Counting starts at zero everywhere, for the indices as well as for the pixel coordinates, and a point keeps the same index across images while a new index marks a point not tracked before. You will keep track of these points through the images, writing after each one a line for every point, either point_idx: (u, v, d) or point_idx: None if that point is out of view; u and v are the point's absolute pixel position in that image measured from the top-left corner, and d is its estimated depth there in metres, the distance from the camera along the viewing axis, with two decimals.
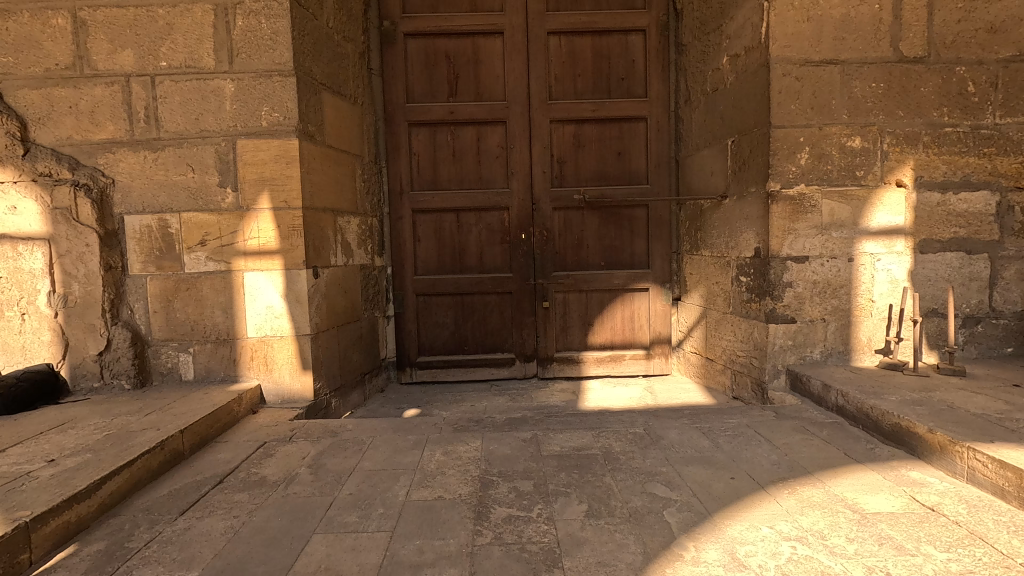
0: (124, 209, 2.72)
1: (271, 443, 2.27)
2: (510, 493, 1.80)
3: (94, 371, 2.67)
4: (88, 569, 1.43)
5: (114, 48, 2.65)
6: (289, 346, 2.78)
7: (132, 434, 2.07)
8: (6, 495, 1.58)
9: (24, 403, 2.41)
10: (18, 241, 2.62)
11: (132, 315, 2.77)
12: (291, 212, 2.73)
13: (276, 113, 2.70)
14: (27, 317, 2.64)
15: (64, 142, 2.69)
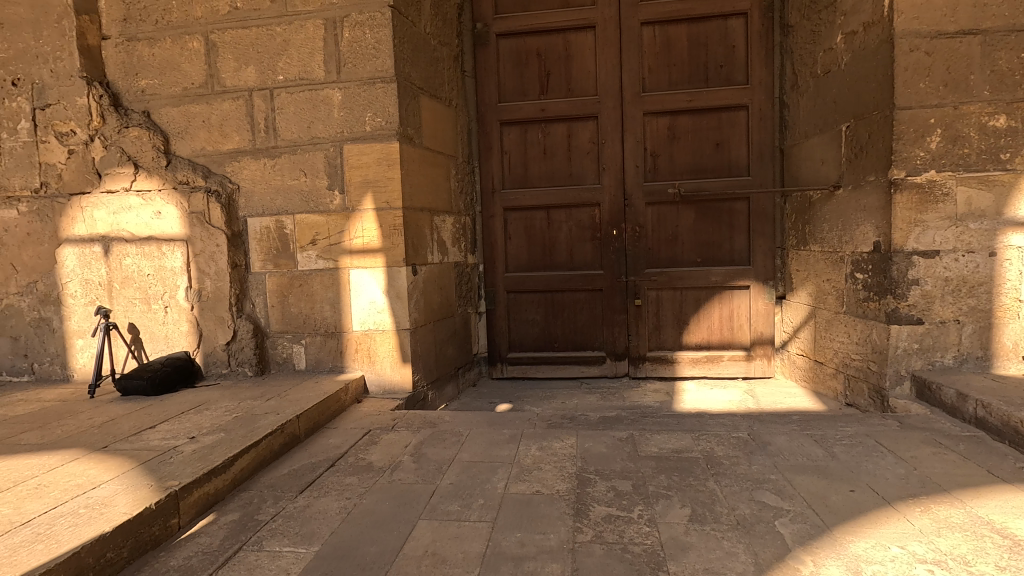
0: (247, 212, 2.99)
1: (376, 431, 2.40)
2: (609, 493, 1.78)
3: (222, 359, 2.96)
4: (226, 536, 1.59)
5: (239, 65, 2.91)
6: (390, 340, 2.92)
7: (256, 417, 2.27)
8: (158, 466, 1.79)
9: (168, 386, 2.73)
10: (162, 242, 2.95)
11: (254, 309, 3.03)
12: (392, 212, 2.86)
13: (379, 118, 2.84)
14: (169, 310, 2.98)
15: (198, 153, 3.00)
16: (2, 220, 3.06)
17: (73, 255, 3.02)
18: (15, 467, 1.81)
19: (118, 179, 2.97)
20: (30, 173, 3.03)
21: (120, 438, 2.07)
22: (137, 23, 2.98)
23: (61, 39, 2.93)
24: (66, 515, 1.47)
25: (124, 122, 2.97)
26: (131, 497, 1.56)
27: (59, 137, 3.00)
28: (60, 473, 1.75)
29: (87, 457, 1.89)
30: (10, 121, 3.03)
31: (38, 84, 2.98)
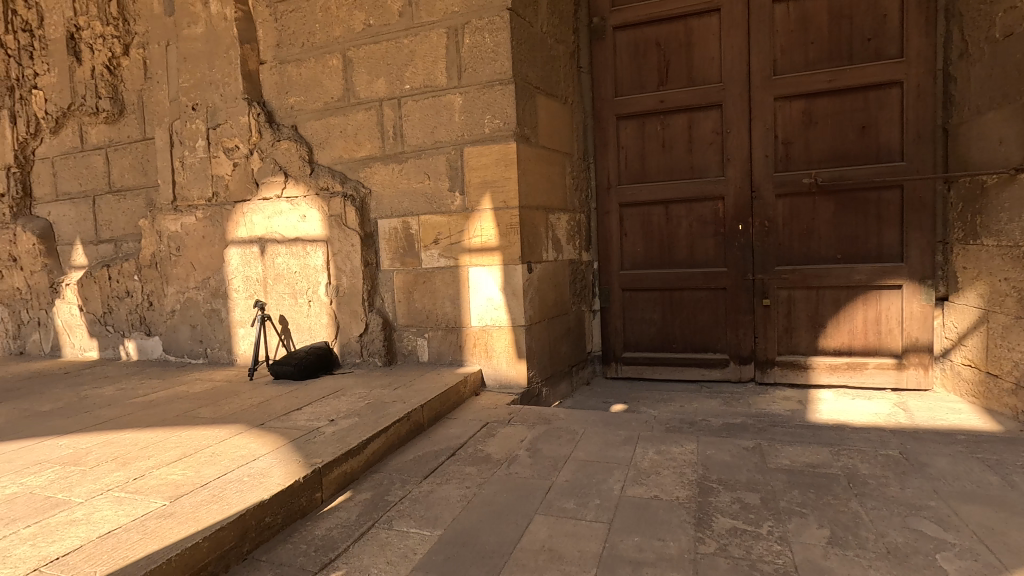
0: (377, 214, 3.23)
1: (493, 424, 2.48)
2: (734, 504, 1.68)
3: (356, 350, 3.23)
4: (361, 512, 1.73)
5: (371, 78, 3.15)
6: (506, 336, 3.00)
7: (386, 405, 2.45)
8: (305, 444, 2.00)
9: (311, 372, 3.04)
10: (307, 243, 3.29)
11: (383, 304, 3.27)
12: (509, 211, 2.93)
13: (497, 120, 2.92)
14: (312, 304, 3.31)
15: (337, 161, 3.29)
16: (184, 225, 3.60)
17: (237, 255, 3.47)
18: (195, 437, 2.12)
19: (272, 187, 3.35)
20: (205, 184, 3.53)
21: (273, 417, 2.35)
22: (288, 47, 3.34)
23: (229, 67, 3.37)
24: (234, 481, 1.70)
25: (277, 136, 3.34)
26: (284, 470, 1.76)
27: (227, 152, 3.45)
28: (228, 445, 2.02)
29: (249, 432, 2.16)
30: (190, 141, 3.55)
31: (211, 107, 3.46)
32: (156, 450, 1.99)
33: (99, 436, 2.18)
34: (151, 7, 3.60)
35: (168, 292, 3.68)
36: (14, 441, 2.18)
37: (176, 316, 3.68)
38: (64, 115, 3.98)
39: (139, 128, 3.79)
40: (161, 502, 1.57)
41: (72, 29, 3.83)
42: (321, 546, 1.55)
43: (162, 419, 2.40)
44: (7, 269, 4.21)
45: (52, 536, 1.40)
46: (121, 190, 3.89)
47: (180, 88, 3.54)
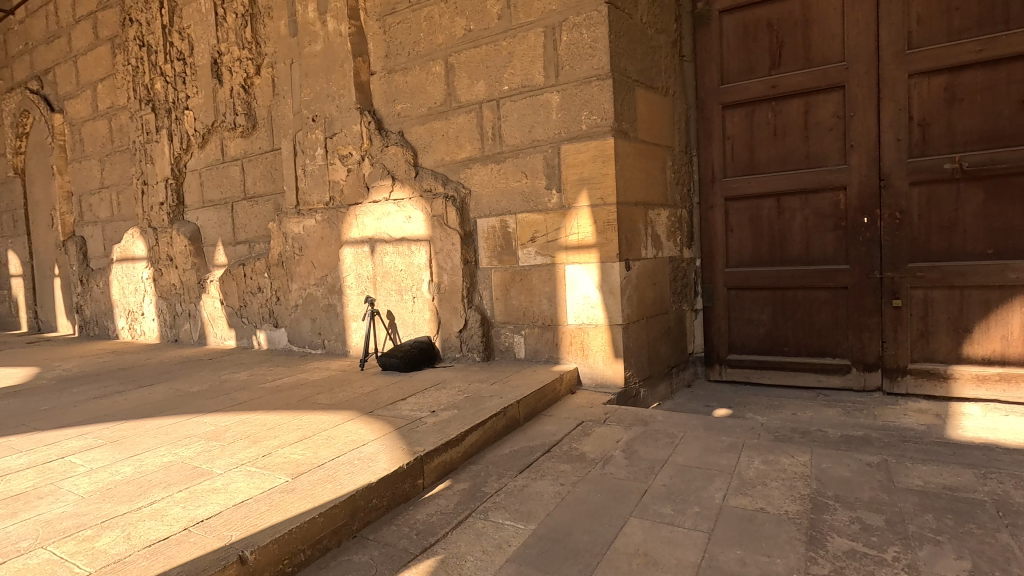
0: (477, 213, 3.32)
1: (588, 423, 2.46)
2: (853, 524, 1.53)
3: (456, 345, 3.36)
4: (459, 501, 1.80)
5: (471, 82, 3.25)
6: (603, 334, 2.96)
7: (483, 399, 2.52)
8: (409, 432, 2.12)
9: (415, 365, 3.21)
10: (412, 243, 3.47)
11: (482, 301, 3.36)
12: (606, 208, 2.89)
13: (594, 116, 2.88)
14: (416, 300, 3.48)
15: (439, 164, 3.43)
16: (305, 227, 3.94)
17: (350, 254, 3.74)
18: (313, 421, 2.33)
19: (380, 190, 3.57)
20: (323, 189, 3.84)
21: (381, 405, 2.51)
22: (395, 57, 3.53)
23: (344, 80, 3.64)
24: (345, 463, 1.84)
25: (385, 142, 3.56)
26: (389, 456, 1.88)
27: (342, 159, 3.74)
28: (341, 430, 2.19)
29: (359, 419, 2.33)
30: (311, 150, 3.88)
31: (328, 118, 3.76)
32: (280, 431, 2.21)
33: (235, 416, 2.46)
34: (278, 31, 3.97)
35: (292, 288, 4.06)
36: (170, 417, 2.52)
37: (299, 310, 4.05)
38: (209, 132, 4.52)
39: (268, 140, 4.21)
40: (284, 479, 1.74)
41: (215, 55, 4.33)
42: (422, 530, 1.63)
43: (286, 403, 2.65)
44: (165, 268, 4.87)
45: (198, 501, 1.60)
46: (253, 197, 4.34)
47: (302, 102, 3.88)
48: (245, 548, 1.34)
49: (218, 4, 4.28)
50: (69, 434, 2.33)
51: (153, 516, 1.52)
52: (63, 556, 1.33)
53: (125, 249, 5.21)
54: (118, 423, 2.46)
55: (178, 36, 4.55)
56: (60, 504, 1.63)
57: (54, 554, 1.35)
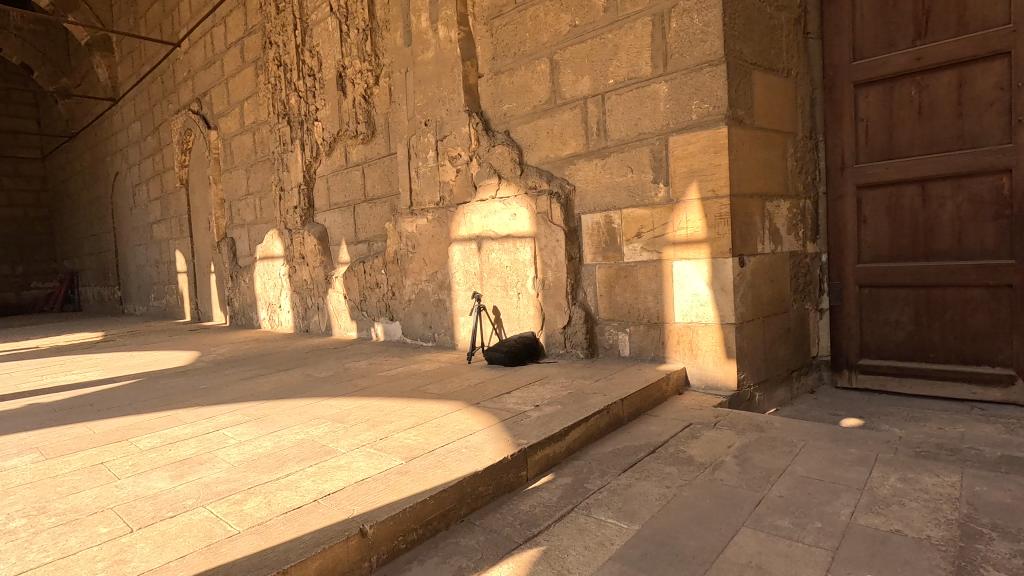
0: (581, 209, 3.31)
1: (697, 426, 2.36)
2: (1015, 559, 1.33)
3: (560, 341, 3.38)
4: (561, 495, 1.81)
5: (577, 77, 3.23)
6: (713, 334, 2.82)
7: (587, 396, 2.52)
8: (513, 425, 2.18)
9: (519, 359, 3.28)
10: (517, 240, 3.54)
11: (586, 297, 3.35)
12: (718, 201, 2.74)
13: (705, 104, 2.75)
14: (521, 296, 3.55)
15: (544, 161, 3.47)
16: (418, 226, 4.17)
17: (459, 251, 3.90)
18: (424, 409, 2.47)
19: (488, 189, 3.69)
20: (434, 190, 4.04)
21: (487, 398, 2.60)
22: (502, 59, 3.62)
23: (454, 84, 3.79)
24: (454, 451, 1.93)
25: (492, 142, 3.66)
26: (495, 446, 1.94)
27: (451, 160, 3.90)
28: (450, 419, 2.30)
29: (467, 409, 2.43)
30: (423, 153, 4.09)
31: (439, 121, 3.94)
32: (395, 417, 2.37)
33: (356, 401, 2.68)
34: (394, 42, 4.23)
35: (406, 283, 4.32)
36: (302, 399, 2.80)
37: (412, 305, 4.30)
38: (334, 140, 4.93)
39: (385, 145, 4.50)
40: (399, 461, 1.86)
41: (340, 70, 4.71)
42: (525, 521, 1.67)
43: (400, 391, 2.84)
44: (298, 265, 5.39)
45: (325, 476, 1.77)
46: (372, 199, 4.67)
47: (415, 108, 4.11)
48: (366, 521, 1.46)
49: (342, 22, 4.65)
50: (222, 410, 2.68)
51: (289, 487, 1.70)
52: (219, 515, 1.54)
53: (266, 249, 5.85)
54: (260, 403, 2.78)
55: (309, 54, 5.01)
56: (216, 470, 1.88)
57: (211, 513, 1.56)
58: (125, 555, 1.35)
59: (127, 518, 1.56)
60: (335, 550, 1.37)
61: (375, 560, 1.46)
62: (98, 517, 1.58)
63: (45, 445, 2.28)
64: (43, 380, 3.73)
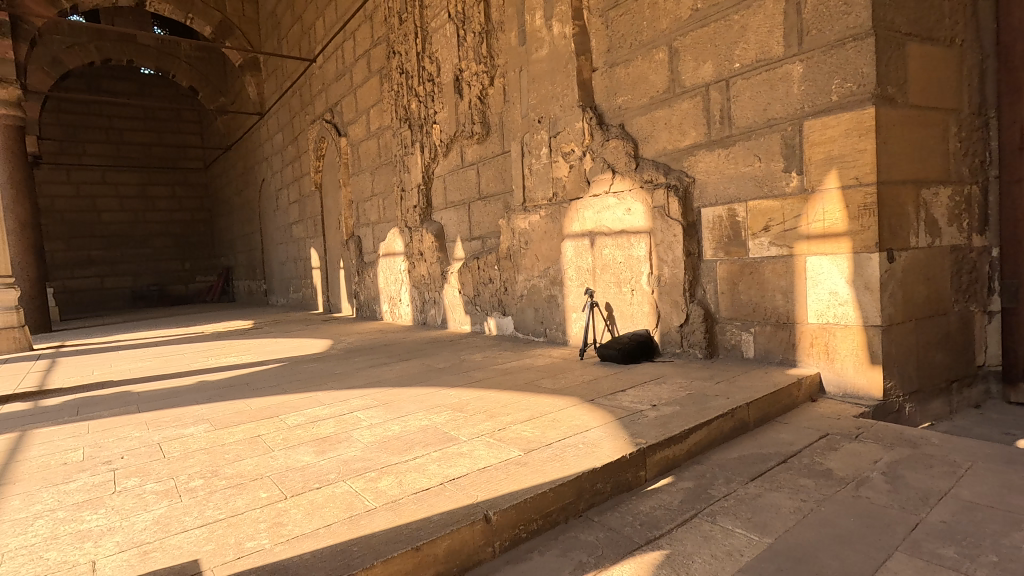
0: (701, 203, 3.16)
1: (836, 437, 2.16)
2: None
3: (677, 340, 3.26)
4: (683, 499, 1.75)
5: (698, 64, 3.08)
6: (854, 337, 2.56)
7: (708, 398, 2.40)
8: (630, 423, 2.14)
9: (634, 357, 3.21)
10: (632, 235, 3.46)
11: (705, 294, 3.20)
12: (862, 189, 2.48)
13: (848, 83, 2.50)
14: (635, 293, 3.47)
15: (661, 153, 3.35)
16: (530, 223, 4.23)
17: (571, 247, 3.90)
18: (539, 403, 2.50)
19: (601, 184, 3.64)
20: (547, 186, 4.06)
21: (601, 395, 2.58)
22: (617, 50, 3.55)
23: (568, 80, 3.78)
24: (571, 446, 1.94)
25: (607, 136, 3.61)
26: (613, 444, 1.92)
27: (564, 156, 3.90)
28: (566, 414, 2.31)
29: (581, 405, 2.43)
30: (536, 150, 4.13)
31: (553, 118, 3.95)
32: (512, 409, 2.43)
33: (474, 392, 2.78)
34: (509, 42, 4.31)
35: (519, 279, 4.40)
36: (423, 387, 2.97)
37: (524, 300, 4.37)
38: (451, 141, 5.15)
39: (499, 144, 4.60)
40: (518, 452, 1.91)
41: (457, 73, 4.90)
42: (645, 522, 1.63)
43: (515, 385, 2.90)
44: (417, 261, 5.71)
45: (449, 462, 1.86)
46: (486, 197, 4.80)
47: (529, 106, 4.16)
48: (489, 508, 1.50)
49: (459, 27, 4.82)
50: (354, 394, 2.91)
51: (417, 469, 1.81)
52: (357, 490, 1.68)
53: (388, 246, 6.26)
54: (387, 389, 2.98)
55: (428, 61, 5.26)
56: (352, 449, 2.05)
57: (351, 488, 1.70)
58: (282, 518, 1.52)
59: (281, 486, 1.75)
60: (462, 532, 1.43)
61: (498, 545, 1.51)
62: (259, 483, 1.79)
63: (213, 417, 2.64)
64: (209, 361, 4.30)
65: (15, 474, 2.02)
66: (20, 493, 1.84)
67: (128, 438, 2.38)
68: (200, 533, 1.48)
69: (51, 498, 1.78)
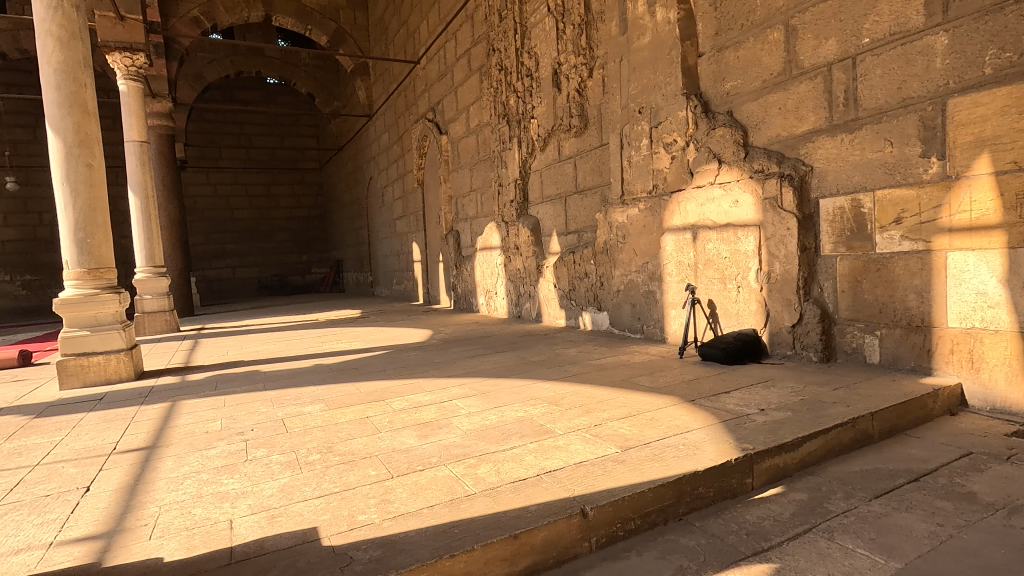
0: (819, 193, 2.92)
1: (981, 457, 1.90)
2: None
3: (788, 341, 3.04)
4: (795, 511, 1.62)
5: (819, 42, 2.84)
6: (1006, 345, 2.24)
7: (824, 404, 2.22)
8: (735, 427, 2.03)
9: (739, 358, 3.04)
10: (739, 229, 3.27)
11: (821, 293, 2.96)
12: (1021, 175, 2.15)
13: (1006, 53, 2.18)
14: (741, 290, 3.28)
15: (774, 141, 3.13)
16: (629, 217, 4.13)
17: (671, 242, 3.76)
18: (636, 401, 2.45)
19: (705, 175, 3.47)
20: (647, 178, 3.94)
21: (703, 395, 2.46)
22: (726, 33, 3.35)
23: (671, 67, 3.64)
24: (671, 446, 1.88)
25: (713, 125, 3.42)
26: (716, 447, 1.84)
27: (666, 147, 3.76)
28: (665, 413, 2.24)
29: (681, 405, 2.34)
30: (636, 141, 4.01)
31: (654, 108, 3.82)
32: (608, 406, 2.39)
33: (569, 386, 2.78)
34: (610, 32, 4.23)
35: (615, 274, 4.32)
36: (519, 379, 3.01)
37: (621, 296, 4.29)
38: (549, 135, 5.15)
39: (598, 136, 4.53)
40: (615, 449, 1.88)
41: (556, 67, 4.89)
42: (752, 532, 1.53)
43: (611, 381, 2.86)
44: (514, 255, 5.79)
45: (546, 454, 1.87)
46: (583, 190, 4.76)
47: (629, 96, 4.05)
48: (586, 503, 1.49)
49: (559, 20, 4.80)
50: (453, 383, 3.03)
51: (514, 459, 1.85)
52: (457, 475, 1.74)
53: (485, 240, 6.41)
54: (484, 380, 3.06)
55: (527, 56, 5.29)
56: (452, 435, 2.13)
57: (452, 472, 1.77)
58: (389, 496, 1.62)
59: (388, 465, 1.86)
60: (559, 525, 1.44)
61: (594, 541, 1.49)
62: (368, 461, 1.91)
63: (327, 397, 2.86)
64: (323, 346, 4.66)
65: (168, 439, 2.32)
66: (173, 455, 2.11)
67: (257, 412, 2.65)
68: (318, 503, 1.61)
69: (197, 461, 2.02)
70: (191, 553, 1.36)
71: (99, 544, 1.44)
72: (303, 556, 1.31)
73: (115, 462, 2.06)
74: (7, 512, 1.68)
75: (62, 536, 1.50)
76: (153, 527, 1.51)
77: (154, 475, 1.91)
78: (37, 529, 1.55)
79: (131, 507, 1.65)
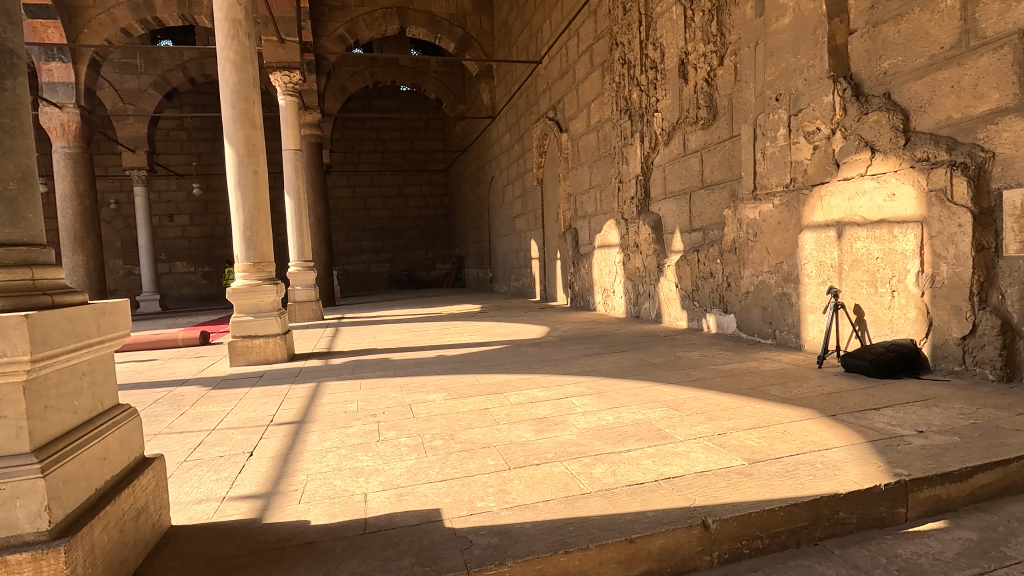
0: (1000, 184, 2.50)
1: None
2: None
3: (956, 355, 2.65)
4: (961, 551, 1.40)
5: (1007, 6, 2.42)
6: None
7: (1004, 431, 1.89)
8: (886, 449, 1.81)
9: (893, 371, 2.69)
10: (895, 225, 2.90)
11: (1003, 300, 2.52)
12: None
13: None
14: (896, 295, 2.91)
15: (944, 124, 2.72)
16: (762, 213, 3.83)
17: (811, 240, 3.43)
18: (767, 411, 2.27)
19: (854, 166, 3.14)
20: (783, 171, 3.63)
21: (847, 411, 2.22)
22: (883, 5, 2.98)
23: (815, 48, 3.30)
24: (806, 464, 1.72)
25: (865, 109, 3.06)
26: (861, 470, 1.65)
27: (807, 136, 3.43)
28: (800, 427, 2.06)
29: (820, 420, 2.13)
30: (772, 132, 3.71)
31: (794, 94, 3.50)
32: (735, 415, 2.25)
33: (692, 392, 2.64)
34: (744, 15, 3.95)
35: (744, 274, 4.04)
36: (638, 382, 2.93)
37: (750, 298, 4.01)
38: (674, 129, 4.95)
39: (728, 127, 4.25)
40: (741, 461, 1.77)
41: (683, 57, 4.68)
42: (905, 568, 1.35)
43: (738, 388, 2.68)
44: (633, 254, 5.64)
45: (664, 460, 1.81)
46: (710, 185, 4.51)
47: (765, 84, 3.75)
48: (707, 515, 1.42)
49: (687, 7, 4.58)
50: (570, 382, 3.02)
51: (631, 462, 1.81)
52: (573, 473, 1.74)
53: (604, 238, 6.32)
54: (602, 380, 3.01)
55: (652, 47, 5.13)
56: (568, 432, 2.14)
57: (567, 469, 1.77)
58: (507, 486, 1.67)
59: (505, 457, 1.92)
60: (677, 534, 1.38)
61: (716, 556, 1.41)
62: (487, 451, 1.99)
63: (449, 387, 3.01)
64: (446, 338, 4.91)
65: (314, 415, 2.60)
66: (317, 430, 2.36)
67: (388, 397, 2.86)
68: (441, 486, 1.70)
69: (338, 437, 2.24)
70: (332, 520, 1.51)
71: (260, 502, 1.65)
72: (428, 535, 1.40)
73: (272, 433, 2.35)
74: (192, 467, 2.00)
75: (232, 492, 1.75)
76: (302, 492, 1.71)
77: (303, 447, 2.15)
78: (214, 484, 1.83)
79: (285, 474, 1.87)
